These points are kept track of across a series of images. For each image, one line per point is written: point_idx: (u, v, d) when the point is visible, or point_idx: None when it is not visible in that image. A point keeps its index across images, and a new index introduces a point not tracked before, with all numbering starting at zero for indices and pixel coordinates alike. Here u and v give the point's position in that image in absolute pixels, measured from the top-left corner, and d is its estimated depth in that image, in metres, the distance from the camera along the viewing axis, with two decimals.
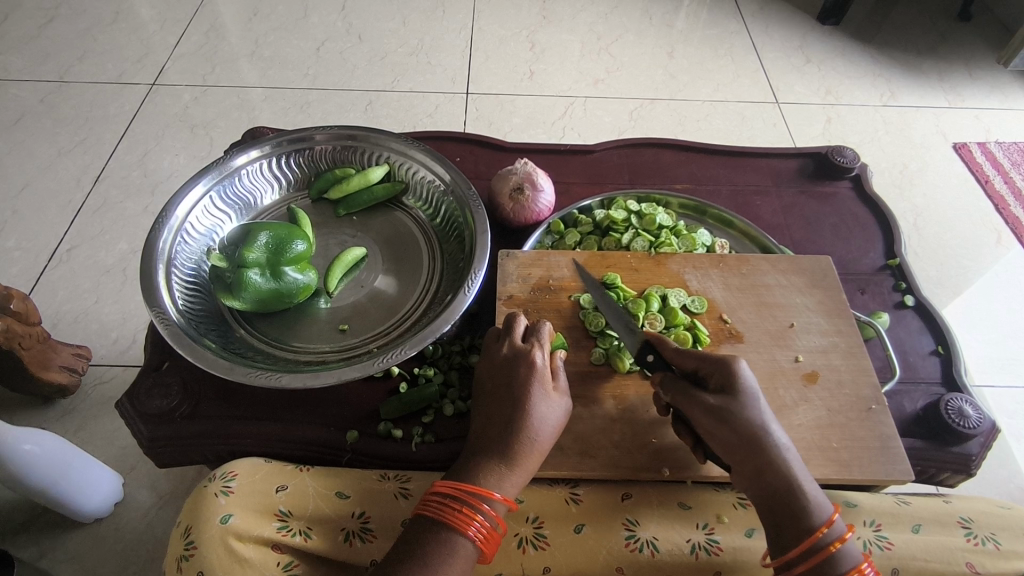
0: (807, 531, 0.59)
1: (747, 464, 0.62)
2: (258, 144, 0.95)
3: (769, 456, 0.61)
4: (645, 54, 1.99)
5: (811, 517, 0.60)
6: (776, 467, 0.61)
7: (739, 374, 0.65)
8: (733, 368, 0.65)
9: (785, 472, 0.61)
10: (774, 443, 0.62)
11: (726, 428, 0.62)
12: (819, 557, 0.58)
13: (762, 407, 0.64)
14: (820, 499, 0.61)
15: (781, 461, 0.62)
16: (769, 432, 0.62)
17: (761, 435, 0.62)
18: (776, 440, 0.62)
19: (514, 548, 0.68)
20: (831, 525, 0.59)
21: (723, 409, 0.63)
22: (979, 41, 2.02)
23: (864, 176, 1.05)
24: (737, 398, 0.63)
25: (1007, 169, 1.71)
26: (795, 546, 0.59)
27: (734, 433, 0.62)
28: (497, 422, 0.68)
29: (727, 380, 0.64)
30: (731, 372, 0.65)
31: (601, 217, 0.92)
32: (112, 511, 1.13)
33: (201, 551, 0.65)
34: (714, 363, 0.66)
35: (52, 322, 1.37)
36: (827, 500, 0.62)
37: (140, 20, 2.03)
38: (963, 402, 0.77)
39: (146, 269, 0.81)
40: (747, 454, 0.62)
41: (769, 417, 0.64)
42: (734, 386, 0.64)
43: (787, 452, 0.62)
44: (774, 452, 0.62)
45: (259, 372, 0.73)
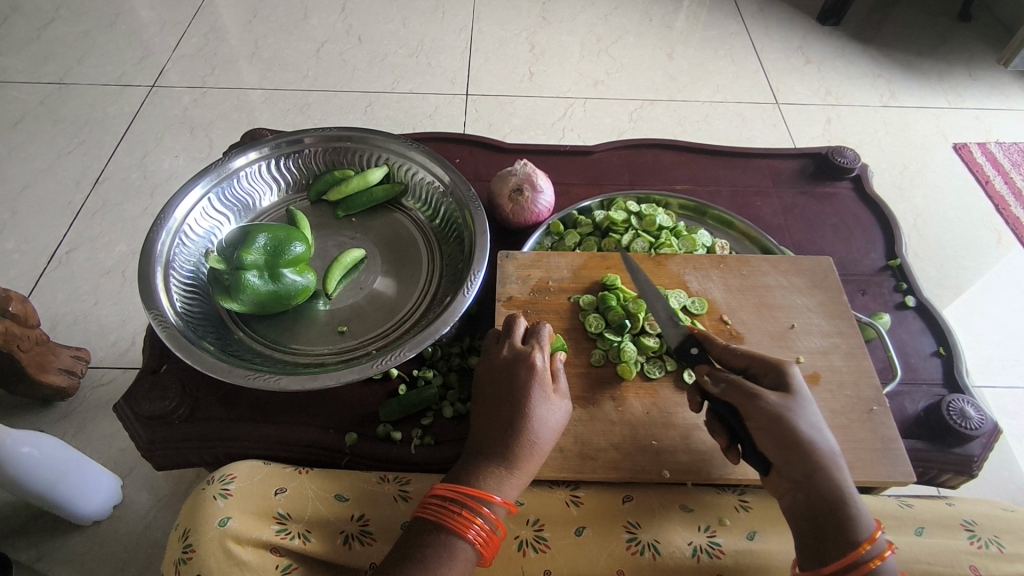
0: (852, 542, 0.57)
1: (798, 465, 0.61)
2: (257, 145, 0.95)
3: (821, 460, 0.60)
4: (645, 55, 1.99)
5: (858, 529, 0.58)
6: (828, 472, 0.60)
7: (794, 377, 0.65)
8: (789, 371, 0.65)
9: (834, 479, 0.60)
10: (825, 448, 0.61)
11: (784, 426, 0.61)
12: (860, 571, 0.56)
13: (814, 412, 0.63)
14: (862, 511, 0.59)
15: (831, 468, 0.61)
16: (820, 436, 0.62)
17: (815, 437, 0.61)
18: (826, 445, 0.62)
19: (514, 551, 0.68)
20: (875, 541, 0.57)
21: (782, 406, 0.62)
22: (979, 41, 2.01)
23: (865, 176, 1.05)
24: (795, 398, 0.63)
25: (1007, 170, 1.71)
26: (838, 557, 0.57)
27: (788, 433, 0.61)
28: (497, 424, 0.67)
29: (785, 380, 0.64)
30: (787, 374, 0.65)
31: (601, 218, 0.92)
32: (111, 514, 1.13)
33: (199, 554, 0.65)
34: (771, 364, 0.66)
35: (52, 324, 1.36)
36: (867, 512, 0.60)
37: (140, 22, 2.03)
38: (965, 404, 0.77)
39: (144, 271, 0.81)
40: (801, 455, 0.61)
41: (819, 422, 0.63)
42: (791, 388, 0.64)
43: (835, 459, 0.61)
44: (825, 457, 0.61)
45: (257, 375, 0.73)
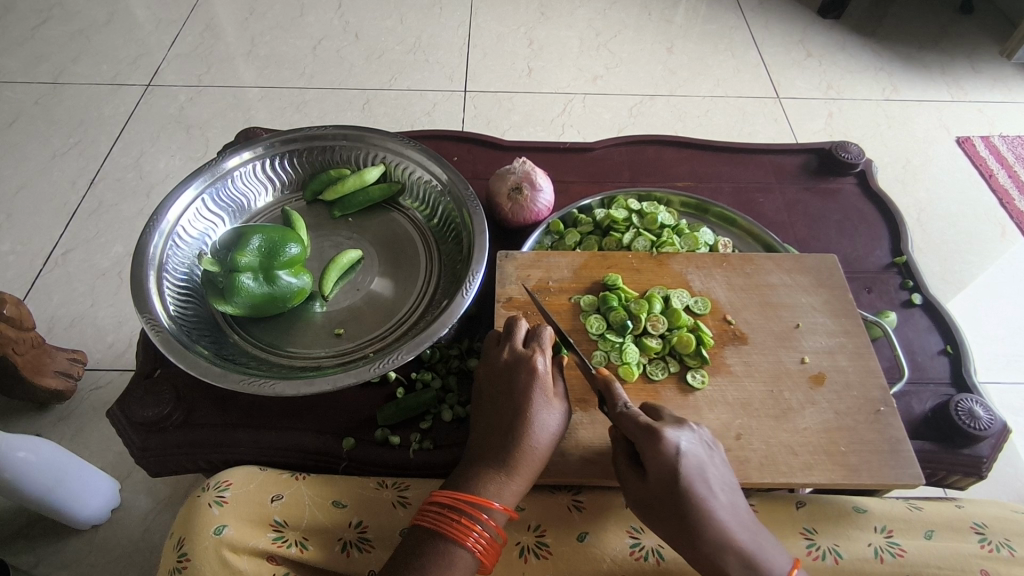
0: None
1: (685, 547, 0.60)
2: (250, 145, 0.94)
3: (703, 540, 0.59)
4: (644, 50, 1.97)
5: None
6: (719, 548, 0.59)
7: (673, 455, 0.60)
8: (664, 451, 0.60)
9: (727, 552, 0.59)
10: (714, 526, 0.59)
11: (658, 519, 0.61)
12: None
13: (699, 489, 0.59)
14: (771, 568, 0.59)
15: (722, 543, 0.58)
16: (707, 515, 0.59)
17: (695, 521, 0.59)
18: (715, 524, 0.59)
19: (515, 557, 0.67)
20: None
21: (649, 498, 0.61)
22: (981, 33, 1.99)
23: (868, 172, 1.03)
24: (667, 486, 0.59)
25: (1010, 163, 1.69)
26: None
27: (667, 520, 0.60)
28: (497, 430, 0.66)
29: (652, 465, 0.60)
30: (663, 453, 0.60)
31: (601, 216, 0.90)
32: (110, 518, 1.12)
33: (195, 563, 0.64)
34: (647, 441, 0.61)
35: (47, 326, 1.35)
36: (780, 561, 0.59)
37: (135, 20, 2.01)
38: (974, 403, 0.75)
39: (136, 275, 0.79)
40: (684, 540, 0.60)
41: (708, 494, 0.59)
42: (666, 472, 0.59)
43: (729, 532, 0.59)
44: (714, 536, 0.59)
45: (252, 379, 0.71)
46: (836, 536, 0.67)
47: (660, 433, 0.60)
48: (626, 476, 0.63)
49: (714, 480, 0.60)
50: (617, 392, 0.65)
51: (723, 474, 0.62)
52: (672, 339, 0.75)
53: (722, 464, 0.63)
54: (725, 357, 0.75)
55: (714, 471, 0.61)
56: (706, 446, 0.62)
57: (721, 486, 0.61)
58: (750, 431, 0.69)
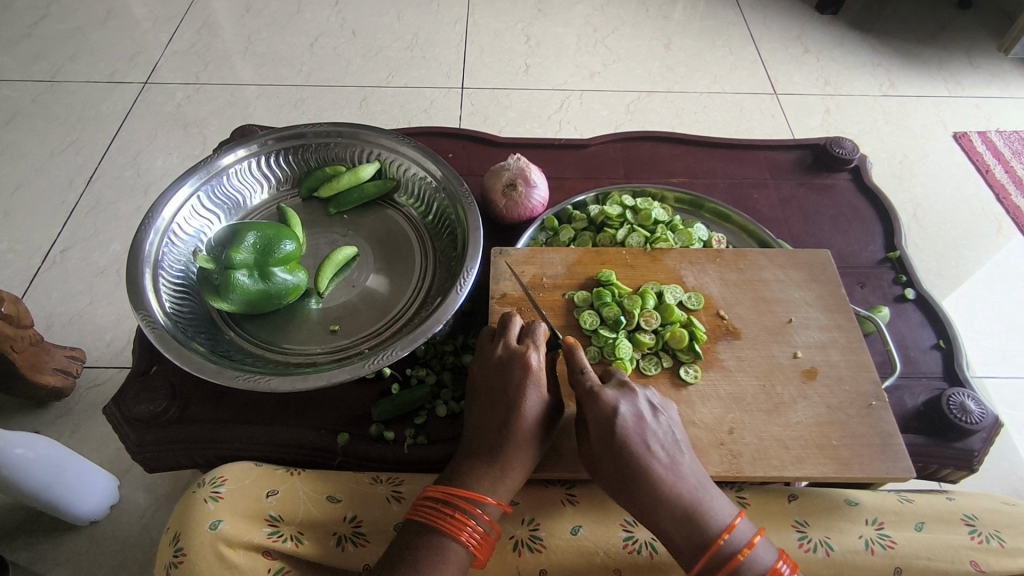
0: (702, 552, 0.59)
1: (626, 498, 0.63)
2: (246, 142, 0.94)
3: (640, 490, 0.61)
4: (642, 46, 1.97)
5: (706, 535, 0.59)
6: (656, 498, 0.61)
7: (607, 413, 0.64)
8: (598, 408, 0.64)
9: (661, 505, 0.61)
10: (646, 479, 0.61)
11: (600, 471, 0.64)
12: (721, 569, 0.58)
13: (633, 444, 0.62)
14: (710, 522, 0.60)
15: (655, 496, 0.61)
16: (640, 469, 0.62)
17: (630, 471, 0.62)
18: (647, 477, 0.61)
19: (509, 550, 0.67)
20: (731, 533, 0.59)
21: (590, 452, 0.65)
22: (978, 28, 1.99)
23: (863, 167, 1.03)
24: (602, 438, 0.63)
25: (1007, 158, 1.69)
26: (695, 563, 0.59)
27: (607, 473, 0.64)
28: (490, 425, 0.66)
29: (591, 419, 0.65)
30: (597, 407, 0.64)
31: (596, 213, 0.90)
32: (108, 514, 1.12)
33: (191, 558, 0.64)
34: (586, 401, 0.65)
35: (46, 324, 1.35)
36: (722, 513, 0.60)
37: (132, 18, 2.01)
38: (965, 397, 0.76)
39: (132, 272, 0.80)
40: (623, 490, 0.63)
41: (645, 447, 0.62)
42: (600, 428, 0.64)
43: (663, 485, 0.61)
44: (647, 488, 0.61)
45: (247, 375, 0.72)
46: (828, 529, 0.68)
47: (597, 393, 0.65)
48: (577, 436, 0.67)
49: (652, 437, 0.63)
50: (580, 358, 0.68)
51: (669, 434, 0.64)
52: (665, 334, 0.75)
53: (672, 426, 0.65)
54: (717, 352, 0.75)
55: (656, 430, 0.64)
56: (651, 408, 0.65)
57: (662, 444, 0.63)
58: (742, 425, 0.70)
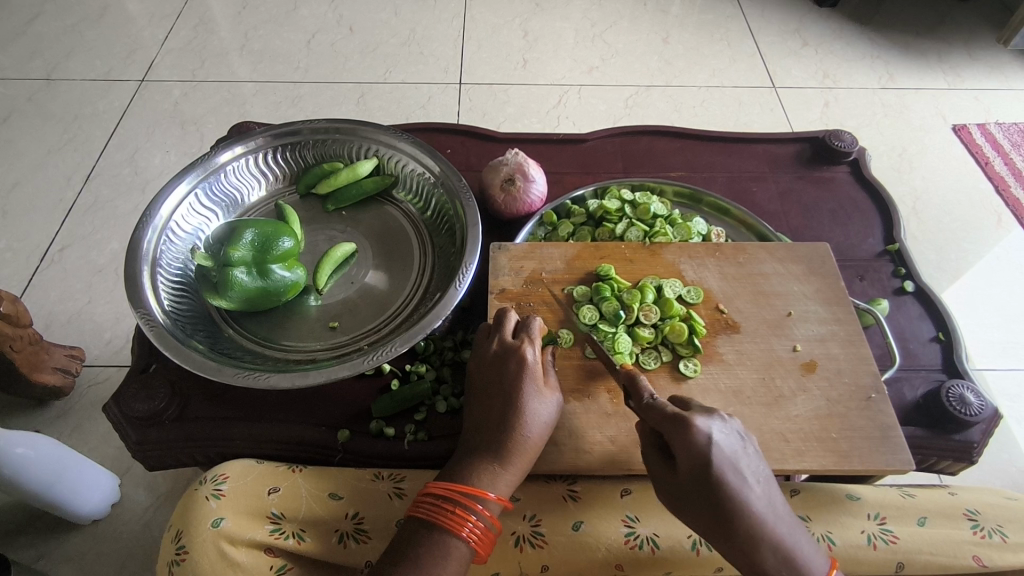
0: None
1: (721, 539, 0.59)
2: (244, 139, 0.93)
3: (742, 533, 0.58)
4: (640, 40, 1.96)
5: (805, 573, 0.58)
6: (758, 542, 0.58)
7: (702, 447, 0.58)
8: (696, 442, 0.58)
9: (764, 545, 0.58)
10: (749, 519, 0.58)
11: (692, 512, 0.59)
12: None
13: (733, 481, 0.58)
14: (807, 563, 0.59)
15: (758, 537, 0.58)
16: (743, 508, 0.58)
17: (733, 514, 0.58)
18: (750, 518, 0.58)
19: (511, 546, 0.67)
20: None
21: (682, 490, 0.60)
22: (977, 20, 1.99)
23: (862, 160, 1.03)
24: (701, 477, 0.58)
25: (1007, 151, 1.68)
26: None
27: (702, 514, 0.59)
28: (490, 420, 0.66)
29: (688, 456, 0.58)
30: (694, 445, 0.58)
31: (595, 207, 0.90)
32: (109, 512, 1.13)
33: (194, 556, 0.64)
34: (677, 433, 0.59)
35: (45, 323, 1.35)
36: (815, 555, 0.59)
37: (128, 15, 2.00)
38: (964, 389, 0.76)
39: (131, 271, 0.79)
40: (722, 533, 0.58)
41: (743, 486, 0.58)
42: (696, 466, 0.58)
43: (765, 525, 0.58)
44: (750, 529, 0.58)
45: (246, 373, 0.72)
46: (830, 523, 0.68)
47: (691, 424, 0.59)
48: (657, 470, 0.62)
49: (748, 472, 0.59)
50: (643, 383, 0.65)
51: (758, 465, 0.61)
52: (665, 328, 0.75)
53: (756, 454, 0.61)
54: (717, 346, 0.75)
55: (748, 462, 0.60)
56: (739, 437, 0.61)
57: (756, 478, 0.60)
58: (742, 419, 0.70)
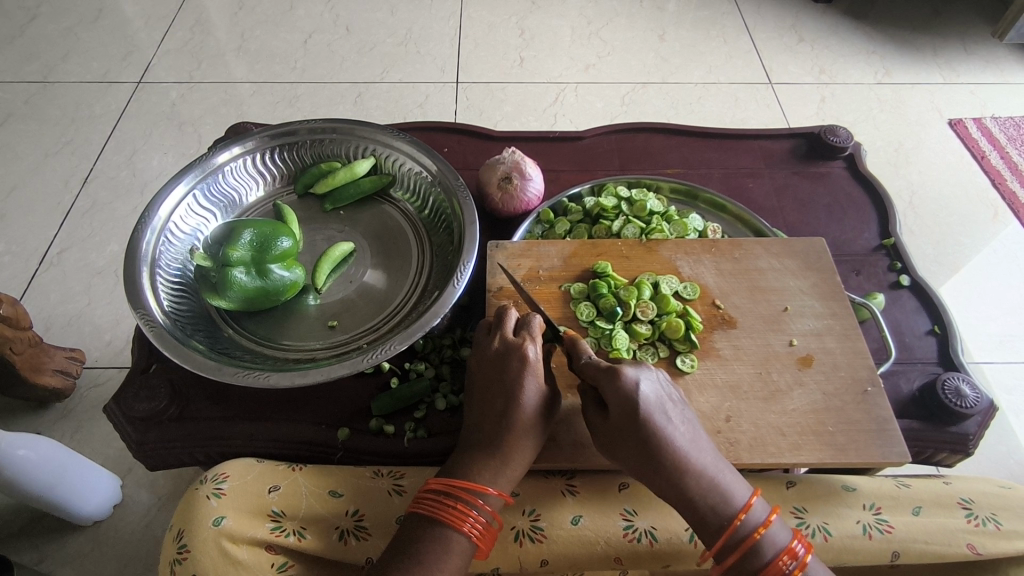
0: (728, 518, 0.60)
1: (651, 477, 0.61)
2: (241, 139, 0.94)
3: (670, 470, 0.60)
4: (636, 37, 1.97)
5: (730, 503, 0.60)
6: (685, 478, 0.60)
7: (630, 392, 0.61)
8: (623, 388, 0.61)
9: (690, 477, 0.60)
10: (675, 454, 0.60)
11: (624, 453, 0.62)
12: (745, 545, 0.60)
13: (659, 422, 0.60)
14: (733, 496, 0.61)
15: (684, 470, 0.60)
16: (668, 445, 0.60)
17: (661, 452, 0.60)
18: (675, 453, 0.60)
19: (511, 540, 0.68)
20: (748, 511, 0.60)
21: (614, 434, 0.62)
22: (971, 14, 1.99)
23: (857, 155, 1.03)
24: (630, 420, 0.60)
25: (1002, 144, 1.69)
26: (720, 534, 0.60)
27: (632, 454, 0.61)
28: (490, 416, 0.67)
29: (619, 401, 0.61)
30: (623, 391, 0.61)
31: (591, 205, 0.91)
32: (112, 513, 1.13)
33: (195, 553, 0.65)
34: (607, 381, 0.62)
35: (44, 326, 1.36)
36: (739, 488, 0.61)
37: (124, 18, 2.00)
38: (960, 381, 0.77)
39: (130, 272, 0.80)
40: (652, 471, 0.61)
41: (669, 427, 0.61)
42: (626, 410, 0.61)
43: (690, 461, 0.60)
44: (676, 464, 0.60)
45: (247, 372, 0.72)
46: (826, 514, 0.68)
47: (619, 371, 0.62)
48: (592, 419, 0.65)
49: (672, 412, 0.62)
50: (581, 346, 0.68)
51: (683, 409, 0.63)
52: (661, 324, 0.76)
53: (682, 402, 0.64)
54: (714, 341, 0.75)
55: (672, 405, 0.62)
56: (663, 384, 0.64)
57: (681, 419, 0.62)
58: (739, 413, 0.70)
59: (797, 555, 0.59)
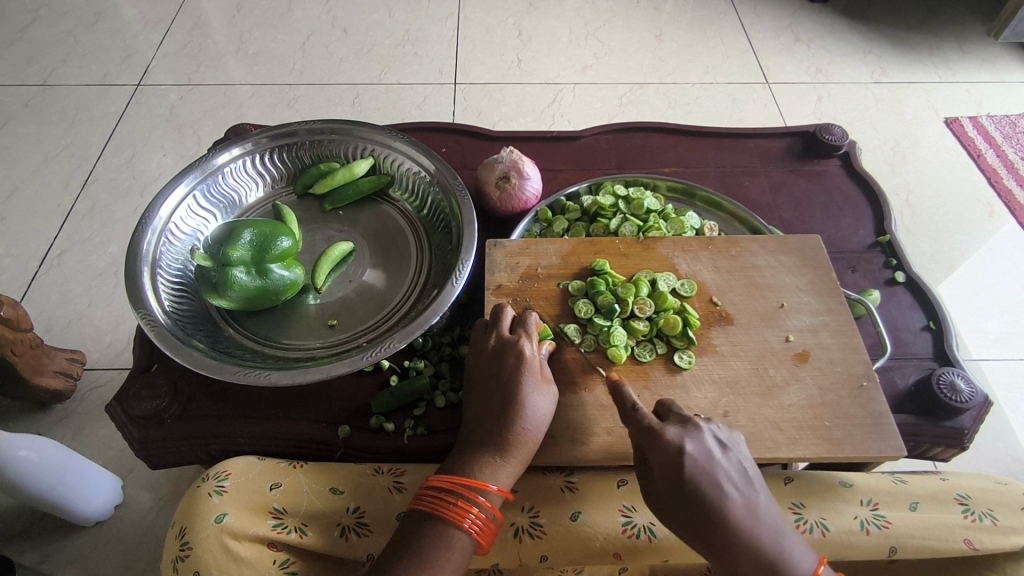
0: None
1: (703, 545, 0.61)
2: (240, 141, 0.94)
3: (719, 538, 0.60)
4: (634, 38, 1.98)
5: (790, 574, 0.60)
6: (738, 548, 0.60)
7: (674, 454, 0.62)
8: (666, 451, 0.62)
9: (740, 550, 0.60)
10: (724, 524, 0.60)
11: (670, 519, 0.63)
12: None
13: (706, 487, 0.61)
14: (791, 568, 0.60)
15: (734, 542, 0.60)
16: (718, 513, 0.61)
17: (709, 519, 0.60)
18: (724, 523, 0.60)
19: (510, 537, 0.69)
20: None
21: (658, 498, 0.63)
22: (967, 14, 2.00)
23: (852, 153, 1.04)
24: (676, 484, 0.61)
25: (998, 143, 1.70)
26: None
27: (679, 520, 0.62)
28: (488, 414, 0.68)
29: (663, 464, 0.62)
30: (665, 454, 0.62)
31: (589, 203, 0.91)
32: (112, 514, 1.13)
33: (198, 551, 0.65)
34: (649, 442, 0.63)
35: (45, 327, 1.36)
36: (802, 561, 0.61)
37: (123, 20, 2.01)
38: (955, 376, 0.77)
39: (131, 272, 0.80)
40: (703, 539, 0.61)
41: (718, 493, 0.61)
42: (669, 472, 0.62)
43: (744, 531, 0.60)
44: (725, 534, 0.60)
45: (247, 371, 0.73)
46: (823, 510, 0.69)
47: (661, 434, 0.63)
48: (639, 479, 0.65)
49: (725, 479, 0.62)
50: (626, 394, 0.67)
51: (742, 473, 0.63)
52: (659, 321, 0.76)
53: (741, 463, 0.63)
54: (711, 338, 0.76)
55: (727, 469, 0.62)
56: (720, 446, 0.63)
57: (735, 485, 0.62)
58: (736, 409, 0.71)
59: None
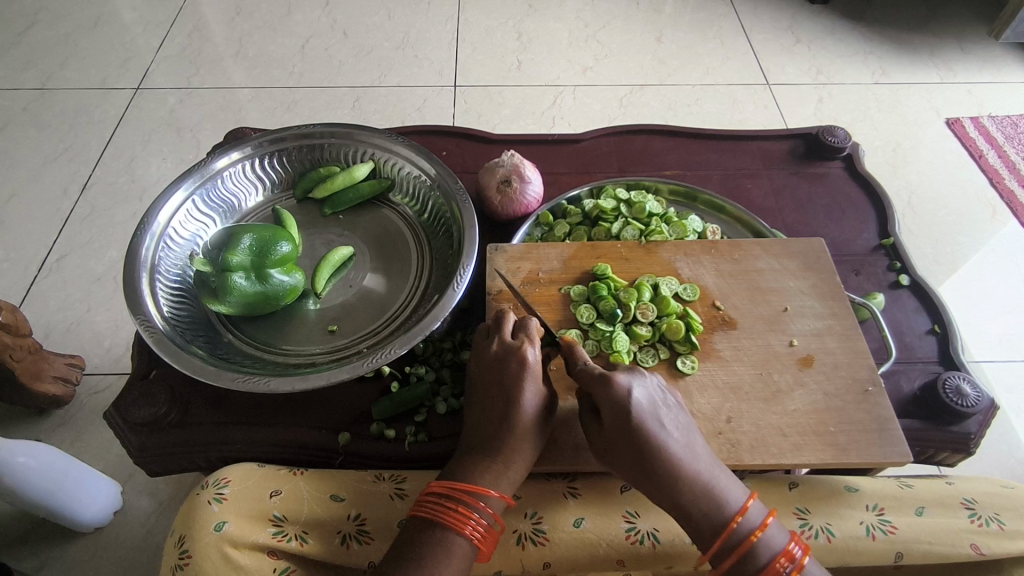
0: (722, 524, 0.60)
1: (645, 482, 0.62)
2: (240, 145, 0.94)
3: (660, 473, 0.60)
4: (634, 40, 1.97)
5: (726, 508, 0.60)
6: (677, 483, 0.60)
7: (621, 396, 0.62)
8: (614, 393, 0.62)
9: (681, 485, 0.60)
10: (667, 461, 0.60)
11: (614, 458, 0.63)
12: (744, 548, 0.59)
13: (651, 427, 0.61)
14: (726, 500, 0.60)
15: (676, 477, 0.60)
16: (660, 450, 0.60)
17: (652, 457, 0.60)
18: (668, 459, 0.60)
19: (513, 544, 0.68)
20: (745, 514, 0.60)
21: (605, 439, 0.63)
22: (967, 14, 2.00)
23: (855, 155, 1.04)
24: (621, 423, 0.61)
25: (1000, 143, 1.69)
26: (715, 541, 0.60)
27: (625, 459, 0.62)
28: (491, 419, 0.67)
29: (613, 406, 0.62)
30: (613, 396, 0.62)
31: (590, 207, 0.91)
32: (112, 520, 1.13)
33: (197, 559, 0.64)
34: (598, 386, 0.63)
35: (44, 332, 1.36)
36: (735, 493, 0.61)
37: (122, 23, 2.00)
38: (961, 380, 0.76)
39: (129, 278, 0.80)
40: (644, 475, 0.61)
41: (661, 433, 0.61)
42: (616, 414, 0.62)
43: (683, 466, 0.60)
44: (667, 470, 0.60)
45: (247, 377, 0.72)
46: (829, 515, 0.68)
47: (611, 378, 0.63)
48: (589, 427, 0.66)
49: (666, 419, 0.62)
50: (579, 352, 0.68)
51: (680, 417, 0.63)
52: (662, 327, 0.76)
53: (679, 408, 0.64)
54: (714, 342, 0.75)
55: (668, 412, 0.63)
56: (659, 391, 0.64)
57: (675, 426, 0.62)
58: (740, 415, 0.70)
59: (794, 557, 0.59)
